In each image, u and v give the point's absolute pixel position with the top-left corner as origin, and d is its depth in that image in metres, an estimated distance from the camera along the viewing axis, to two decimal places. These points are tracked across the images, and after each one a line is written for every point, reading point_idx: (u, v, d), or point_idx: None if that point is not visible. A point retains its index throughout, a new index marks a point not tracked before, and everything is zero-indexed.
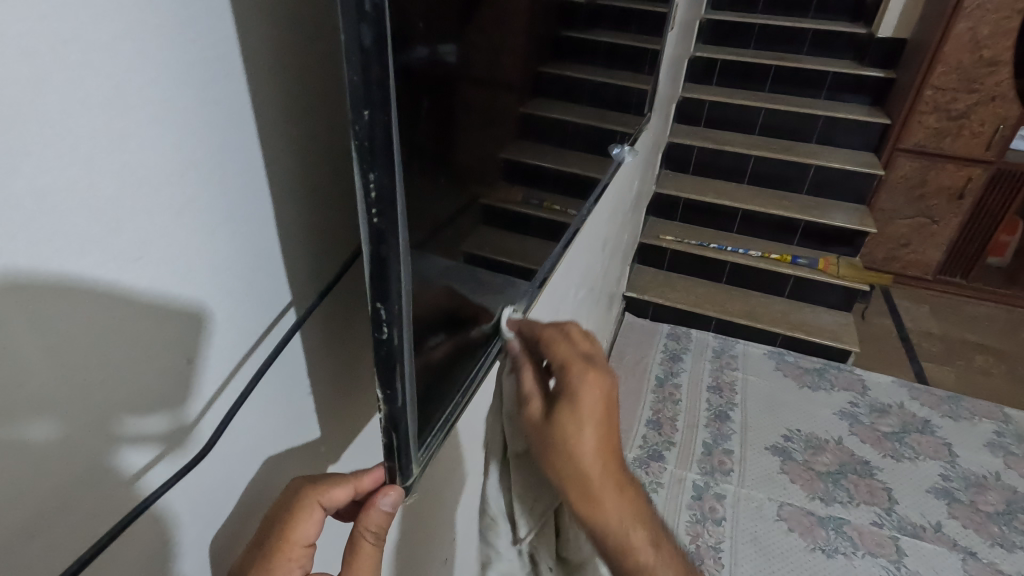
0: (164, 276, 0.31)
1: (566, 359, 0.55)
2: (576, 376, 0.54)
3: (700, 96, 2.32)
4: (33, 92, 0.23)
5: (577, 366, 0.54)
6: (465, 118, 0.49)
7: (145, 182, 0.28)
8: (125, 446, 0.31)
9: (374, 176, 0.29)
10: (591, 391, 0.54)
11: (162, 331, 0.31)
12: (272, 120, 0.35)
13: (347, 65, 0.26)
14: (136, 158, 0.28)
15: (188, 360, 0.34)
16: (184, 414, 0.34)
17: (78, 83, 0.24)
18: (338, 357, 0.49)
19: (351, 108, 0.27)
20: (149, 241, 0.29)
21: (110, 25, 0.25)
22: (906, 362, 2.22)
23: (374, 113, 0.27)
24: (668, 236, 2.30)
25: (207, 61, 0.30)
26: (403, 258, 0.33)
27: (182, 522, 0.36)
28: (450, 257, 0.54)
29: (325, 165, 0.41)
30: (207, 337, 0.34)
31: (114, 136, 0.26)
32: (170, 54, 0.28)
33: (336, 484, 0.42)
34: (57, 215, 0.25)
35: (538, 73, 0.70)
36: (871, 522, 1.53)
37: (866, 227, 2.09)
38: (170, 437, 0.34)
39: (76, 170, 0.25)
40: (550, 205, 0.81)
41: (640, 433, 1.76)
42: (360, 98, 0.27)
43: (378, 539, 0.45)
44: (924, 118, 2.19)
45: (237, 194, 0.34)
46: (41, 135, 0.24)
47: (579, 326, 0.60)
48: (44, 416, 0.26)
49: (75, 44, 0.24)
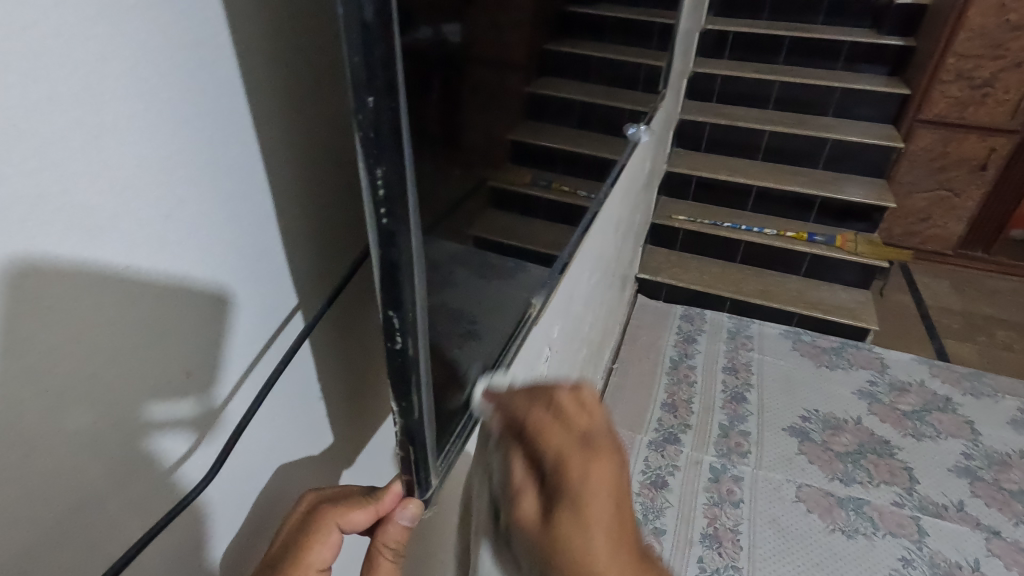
0: (187, 270, 0.31)
1: (560, 451, 0.41)
2: (576, 479, 0.39)
3: (711, 70, 2.25)
4: (48, 94, 0.23)
5: (576, 461, 0.40)
6: (472, 99, 0.46)
7: (164, 178, 0.29)
8: (157, 432, 0.32)
9: (381, 172, 0.27)
10: (599, 488, 0.39)
11: (185, 322, 0.32)
12: (268, 112, 0.34)
13: (346, 43, 0.24)
14: (150, 154, 0.28)
15: (213, 348, 0.35)
16: (211, 400, 0.36)
17: (92, 80, 0.24)
18: (346, 359, 0.48)
19: (353, 96, 0.25)
20: (168, 238, 0.30)
21: (100, 11, 0.24)
22: (926, 338, 2.17)
23: (379, 100, 0.25)
24: (680, 216, 2.26)
25: (195, 46, 0.28)
26: (415, 257, 0.31)
27: (212, 518, 0.38)
28: (459, 242, 0.51)
29: (323, 159, 0.39)
30: (231, 324, 0.35)
31: (123, 141, 0.26)
32: (171, 43, 0.27)
33: (354, 506, 0.40)
34: (86, 214, 0.26)
35: (544, 49, 0.67)
36: (892, 502, 1.51)
37: (885, 201, 2.04)
38: (200, 421, 0.35)
39: (93, 175, 0.25)
40: (559, 186, 0.78)
41: (655, 416, 1.74)
42: (362, 83, 0.24)
43: (396, 556, 0.44)
44: (945, 88, 2.13)
45: (248, 189, 0.34)
46: (57, 135, 0.24)
47: (572, 393, 0.46)
48: (77, 404, 0.28)
49: (71, 37, 0.23)
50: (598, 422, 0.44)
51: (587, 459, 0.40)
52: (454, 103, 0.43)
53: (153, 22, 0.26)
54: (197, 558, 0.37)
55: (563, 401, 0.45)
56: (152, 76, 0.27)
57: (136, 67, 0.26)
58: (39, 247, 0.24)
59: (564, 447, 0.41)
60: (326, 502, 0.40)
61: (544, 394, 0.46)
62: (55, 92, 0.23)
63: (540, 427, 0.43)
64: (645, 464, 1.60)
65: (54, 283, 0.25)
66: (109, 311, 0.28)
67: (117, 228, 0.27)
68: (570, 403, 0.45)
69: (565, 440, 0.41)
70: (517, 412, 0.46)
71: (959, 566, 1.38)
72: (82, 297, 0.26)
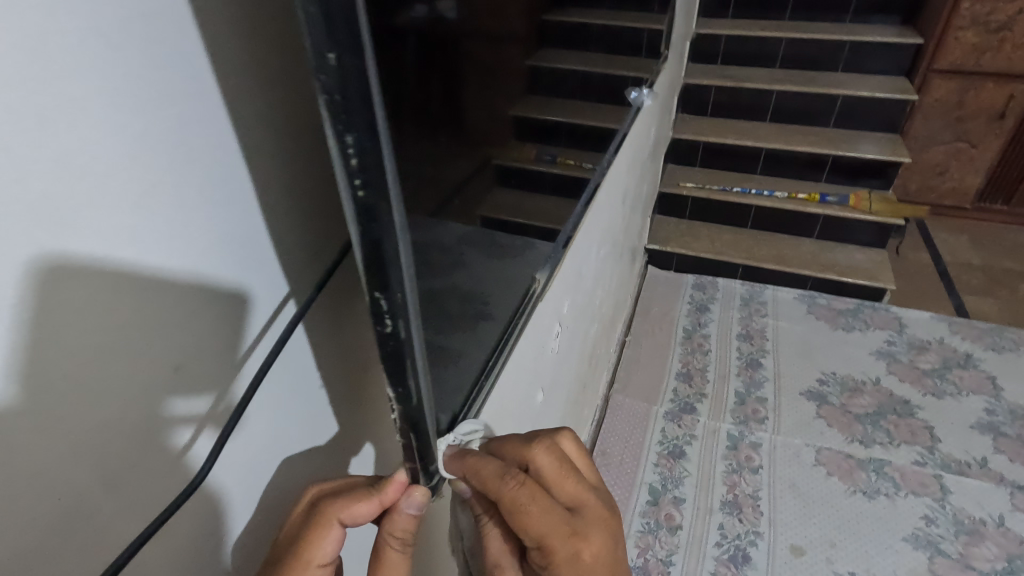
0: (190, 264, 0.32)
1: (544, 538, 0.43)
2: (567, 561, 0.43)
3: (715, 30, 2.18)
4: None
5: (564, 543, 0.43)
6: (474, 73, 0.45)
7: (139, 165, 0.28)
8: (171, 424, 0.33)
9: (352, 138, 0.25)
10: (585, 564, 0.43)
11: (194, 315, 0.33)
12: (236, 88, 0.32)
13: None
14: (121, 138, 0.27)
15: (225, 343, 0.35)
16: (224, 393, 0.36)
17: (46, 56, 0.23)
18: (344, 345, 0.46)
19: (314, 53, 0.23)
20: (167, 227, 0.30)
21: None
22: (945, 296, 2.13)
23: (343, 58, 0.23)
24: (689, 183, 2.21)
25: (147, 18, 0.27)
26: (400, 233, 0.30)
27: (223, 509, 0.38)
28: (467, 222, 0.50)
29: (299, 136, 0.37)
30: (239, 317, 0.36)
31: (83, 119, 0.25)
32: (121, 14, 0.26)
33: (356, 499, 0.39)
34: (60, 201, 0.25)
35: (540, 16, 0.64)
36: (914, 462, 1.50)
37: (900, 157, 1.97)
38: (214, 414, 0.36)
39: (56, 160, 0.24)
40: (563, 159, 0.76)
41: (670, 387, 1.73)
42: (324, 39, 0.23)
43: (405, 547, 0.43)
44: (961, 35, 2.04)
45: (228, 173, 0.33)
46: (14, 121, 0.23)
47: (549, 462, 0.45)
48: (96, 394, 0.28)
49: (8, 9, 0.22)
50: (579, 489, 0.46)
51: (576, 538, 0.43)
52: (454, 81, 0.41)
53: None
54: (208, 554, 0.37)
55: (542, 477, 0.45)
56: (107, 48, 0.25)
57: (88, 40, 0.25)
58: (28, 232, 0.24)
59: (550, 531, 0.43)
60: (328, 496, 0.40)
61: (520, 463, 0.46)
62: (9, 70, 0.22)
63: (517, 508, 0.42)
64: (663, 434, 1.60)
65: (65, 275, 0.26)
66: (118, 305, 0.28)
67: (107, 219, 0.27)
68: (549, 471, 0.46)
69: (549, 522, 0.43)
70: (491, 486, 0.43)
71: (983, 523, 1.37)
72: (92, 286, 0.27)
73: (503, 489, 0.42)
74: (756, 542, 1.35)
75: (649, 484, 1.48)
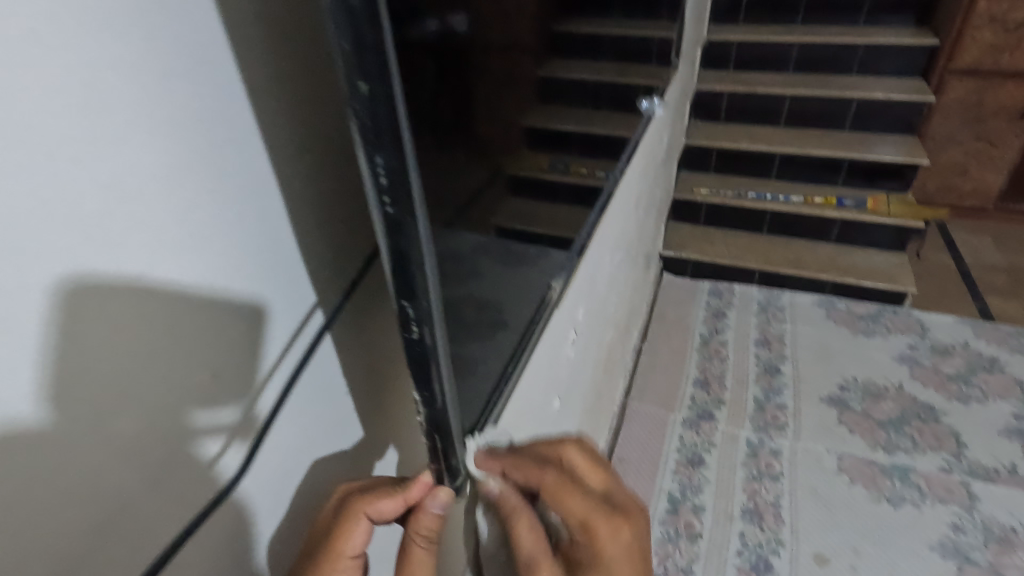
0: (210, 280, 0.33)
1: (586, 516, 0.46)
2: (609, 542, 0.46)
3: (727, 36, 2.18)
4: (26, 107, 0.23)
5: (603, 520, 0.46)
6: (484, 84, 0.46)
7: (162, 189, 0.29)
8: (199, 437, 0.34)
9: (381, 160, 0.27)
10: (622, 537, 0.47)
11: (220, 330, 0.34)
12: (267, 110, 0.34)
13: (336, 33, 0.24)
14: (143, 164, 0.28)
15: (246, 354, 0.36)
16: (247, 404, 0.37)
17: (78, 85, 0.25)
18: (368, 352, 0.48)
19: (348, 83, 0.25)
20: (196, 247, 0.31)
21: (63, 10, 0.24)
22: (968, 298, 2.09)
23: (373, 86, 0.25)
24: (703, 189, 2.20)
25: (180, 48, 0.28)
26: (426, 245, 0.31)
27: (252, 514, 0.40)
28: (482, 230, 0.51)
29: (323, 153, 0.39)
30: (265, 331, 0.37)
31: (116, 147, 0.26)
32: (151, 45, 0.27)
33: (381, 496, 0.41)
34: (82, 227, 0.26)
35: (552, 28, 0.65)
36: (940, 468, 1.47)
37: (918, 158, 1.95)
38: (239, 426, 0.37)
39: (96, 186, 0.26)
40: (577, 168, 0.77)
41: (688, 394, 1.72)
42: (355, 70, 0.24)
43: (430, 545, 0.45)
44: (978, 34, 2.04)
45: (253, 193, 0.34)
46: (40, 148, 0.24)
47: (582, 455, 0.51)
48: (117, 411, 0.29)
49: (46, 47, 0.23)
50: (608, 479, 0.51)
51: (611, 518, 0.47)
52: (466, 91, 0.42)
53: (128, 21, 0.26)
54: (240, 556, 0.39)
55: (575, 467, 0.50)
56: (137, 77, 0.27)
57: (121, 73, 0.26)
58: (68, 259, 0.25)
59: (589, 513, 0.47)
60: (355, 493, 0.42)
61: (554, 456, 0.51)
62: (59, 105, 0.24)
63: (553, 491, 0.47)
64: (681, 442, 1.59)
65: (84, 297, 0.26)
66: (143, 321, 0.29)
67: (134, 240, 0.28)
68: (581, 464, 0.51)
69: (585, 505, 0.47)
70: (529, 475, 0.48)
71: (1014, 532, 1.33)
72: (114, 305, 0.28)
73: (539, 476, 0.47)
74: (778, 551, 1.33)
75: (668, 493, 1.47)
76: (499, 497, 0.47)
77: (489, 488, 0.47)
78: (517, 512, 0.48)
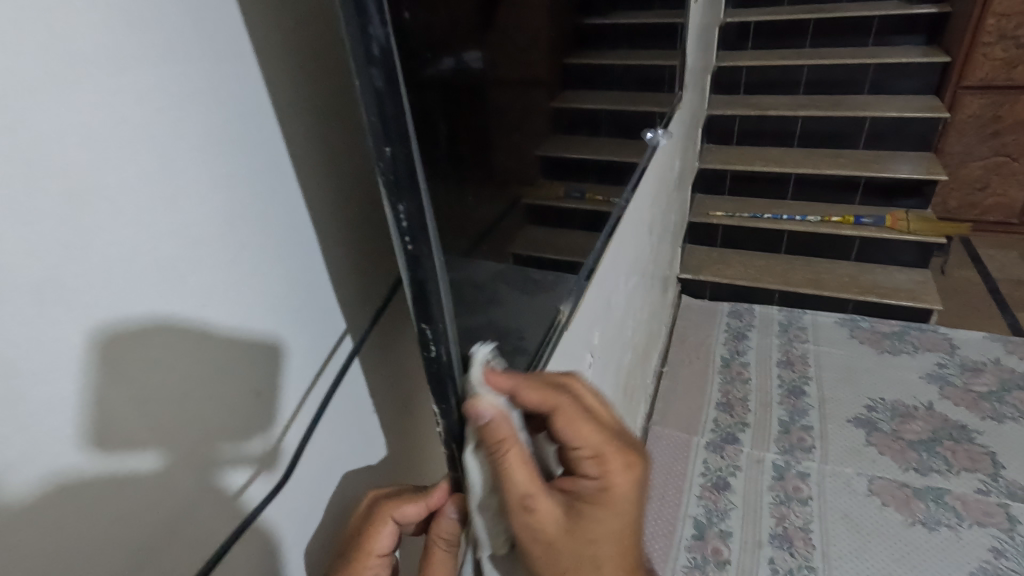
0: (239, 320, 0.35)
1: (599, 446, 0.44)
2: (615, 477, 0.44)
3: (736, 62, 2.22)
4: (93, 175, 0.26)
5: (615, 456, 0.44)
6: (497, 122, 0.50)
7: (203, 238, 0.32)
8: (222, 470, 0.36)
9: (403, 207, 0.31)
10: (630, 478, 0.45)
11: (242, 368, 0.36)
12: (304, 159, 0.38)
13: (364, 106, 0.28)
14: (190, 217, 0.31)
15: (268, 390, 0.38)
16: (269, 437, 0.39)
17: (141, 154, 0.28)
18: (393, 373, 0.51)
19: (374, 146, 0.29)
20: (224, 288, 0.34)
21: (125, 93, 0.27)
22: (998, 314, 2.05)
23: (395, 149, 0.29)
24: (718, 212, 2.22)
25: (229, 116, 0.33)
26: (441, 275, 0.35)
27: (285, 529, 0.42)
28: (499, 259, 0.54)
29: (352, 192, 0.43)
30: (282, 364, 0.39)
31: (169, 202, 0.30)
32: (202, 116, 0.31)
33: (405, 500, 0.45)
34: (134, 276, 0.29)
35: (562, 68, 0.70)
36: (976, 490, 1.43)
37: (936, 174, 1.94)
38: (262, 458, 0.39)
39: (144, 238, 0.29)
40: (592, 195, 0.81)
41: (710, 417, 1.71)
42: (381, 136, 0.29)
43: (450, 546, 0.47)
44: (989, 51, 2.04)
45: (285, 235, 0.38)
46: (102, 210, 0.27)
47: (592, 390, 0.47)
48: (146, 449, 0.31)
49: (122, 123, 0.27)
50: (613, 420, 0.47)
51: (623, 453, 0.45)
52: (480, 129, 0.46)
53: (182, 95, 0.30)
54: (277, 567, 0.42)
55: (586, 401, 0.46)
56: (191, 143, 0.31)
57: (179, 142, 0.30)
58: (102, 310, 0.28)
59: (602, 445, 0.44)
60: (383, 498, 0.46)
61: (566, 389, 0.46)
62: (123, 173, 0.28)
63: (571, 423, 0.44)
64: (705, 466, 1.57)
65: (112, 343, 0.28)
66: (171, 360, 0.31)
67: (173, 288, 0.31)
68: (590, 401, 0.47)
69: (601, 436, 0.44)
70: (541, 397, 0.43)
71: None
72: (145, 343, 0.30)
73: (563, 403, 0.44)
74: None
75: (694, 518, 1.45)
76: (492, 424, 0.40)
77: (482, 413, 0.40)
78: (508, 445, 0.40)
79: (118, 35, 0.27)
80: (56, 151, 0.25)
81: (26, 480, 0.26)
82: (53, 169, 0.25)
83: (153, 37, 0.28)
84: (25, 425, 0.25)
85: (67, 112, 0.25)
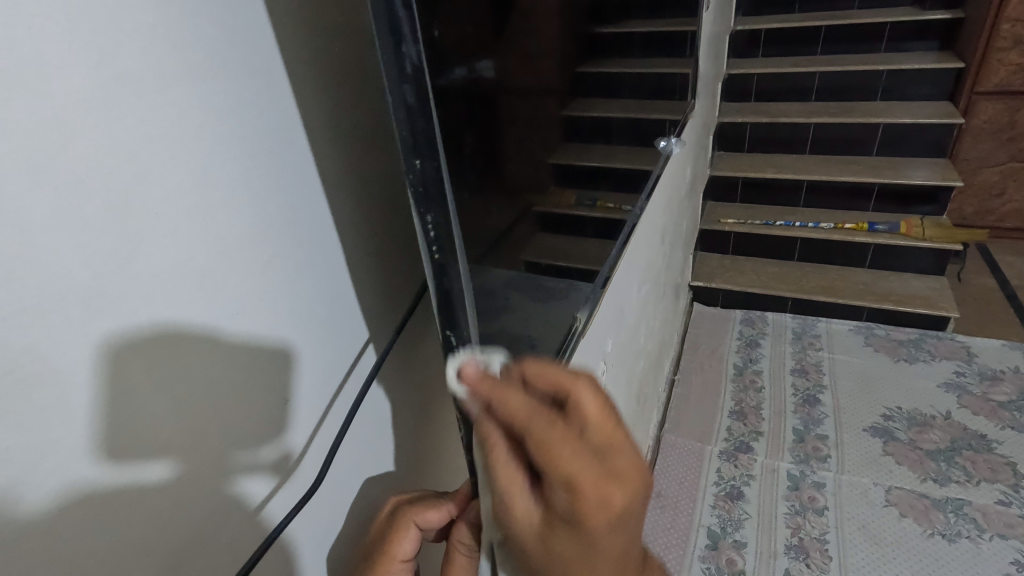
0: (262, 330, 0.36)
1: (570, 477, 0.31)
2: (594, 513, 0.32)
3: (746, 69, 2.22)
4: (128, 190, 0.27)
5: (595, 489, 0.31)
6: (510, 132, 0.50)
7: (230, 251, 0.33)
8: (241, 477, 0.36)
9: (430, 217, 0.31)
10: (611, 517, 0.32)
11: (261, 376, 0.36)
12: (331, 171, 0.39)
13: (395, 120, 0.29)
14: (219, 230, 0.32)
15: (288, 399, 0.39)
16: (289, 445, 0.40)
17: (174, 169, 0.29)
18: (411, 380, 0.52)
19: (404, 159, 0.30)
20: (250, 299, 0.35)
21: (163, 110, 0.28)
22: (1016, 322, 2.02)
23: (424, 162, 0.30)
24: (730, 219, 2.21)
25: (259, 132, 0.34)
26: (465, 282, 0.35)
27: (306, 534, 0.43)
28: (512, 266, 0.55)
29: (377, 200, 0.44)
30: (303, 372, 0.40)
31: (201, 213, 0.31)
32: (234, 132, 0.32)
33: (427, 506, 0.45)
34: (165, 287, 0.30)
35: (574, 78, 0.71)
36: (997, 501, 1.40)
37: (952, 181, 1.92)
38: (280, 467, 0.39)
39: (174, 249, 0.30)
40: (603, 204, 0.81)
41: (724, 425, 1.69)
42: (409, 150, 0.29)
43: (471, 552, 0.47)
44: (1004, 56, 2.01)
45: (310, 247, 0.39)
46: (136, 222, 0.28)
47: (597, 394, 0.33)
48: (165, 457, 0.31)
49: (160, 139, 0.28)
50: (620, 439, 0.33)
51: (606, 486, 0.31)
52: (494, 138, 0.47)
53: (216, 112, 0.31)
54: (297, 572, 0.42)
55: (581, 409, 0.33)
56: (223, 158, 0.32)
57: (213, 157, 0.31)
58: (130, 323, 0.28)
59: (577, 478, 0.31)
60: (406, 503, 0.46)
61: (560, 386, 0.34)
62: (155, 187, 0.29)
63: (541, 446, 0.32)
64: (719, 476, 1.56)
65: (137, 355, 0.29)
66: (190, 365, 0.32)
67: (200, 301, 0.32)
68: (592, 410, 0.33)
69: (578, 466, 0.31)
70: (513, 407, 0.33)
71: None
72: (169, 351, 0.30)
73: (577, 402, 0.33)
74: None
75: (707, 528, 1.44)
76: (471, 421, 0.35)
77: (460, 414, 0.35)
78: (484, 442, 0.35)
79: (158, 55, 0.28)
80: (93, 167, 0.26)
81: (47, 490, 0.26)
82: (88, 185, 0.26)
83: (191, 57, 0.29)
84: (54, 434, 0.26)
85: (103, 131, 0.26)
